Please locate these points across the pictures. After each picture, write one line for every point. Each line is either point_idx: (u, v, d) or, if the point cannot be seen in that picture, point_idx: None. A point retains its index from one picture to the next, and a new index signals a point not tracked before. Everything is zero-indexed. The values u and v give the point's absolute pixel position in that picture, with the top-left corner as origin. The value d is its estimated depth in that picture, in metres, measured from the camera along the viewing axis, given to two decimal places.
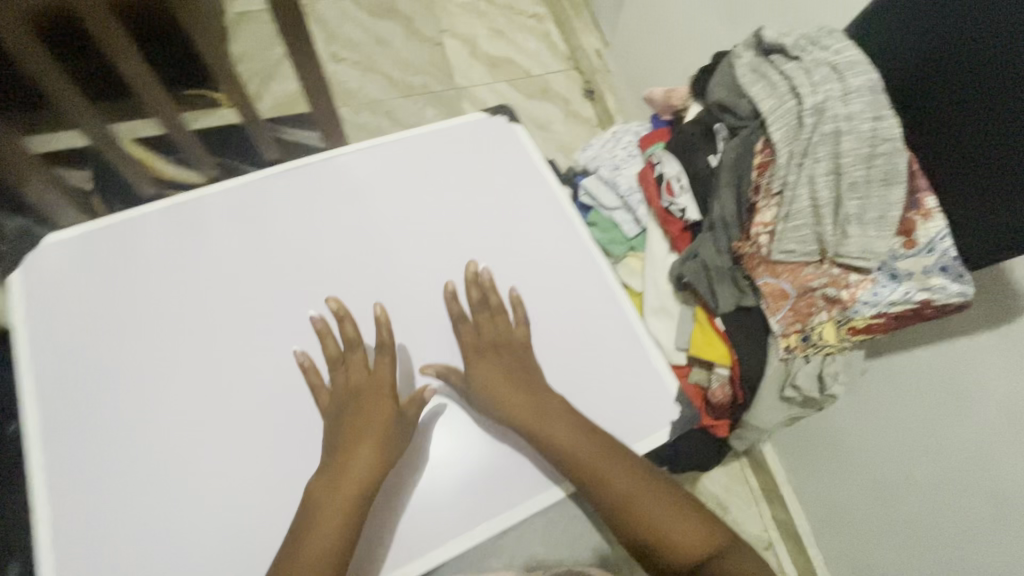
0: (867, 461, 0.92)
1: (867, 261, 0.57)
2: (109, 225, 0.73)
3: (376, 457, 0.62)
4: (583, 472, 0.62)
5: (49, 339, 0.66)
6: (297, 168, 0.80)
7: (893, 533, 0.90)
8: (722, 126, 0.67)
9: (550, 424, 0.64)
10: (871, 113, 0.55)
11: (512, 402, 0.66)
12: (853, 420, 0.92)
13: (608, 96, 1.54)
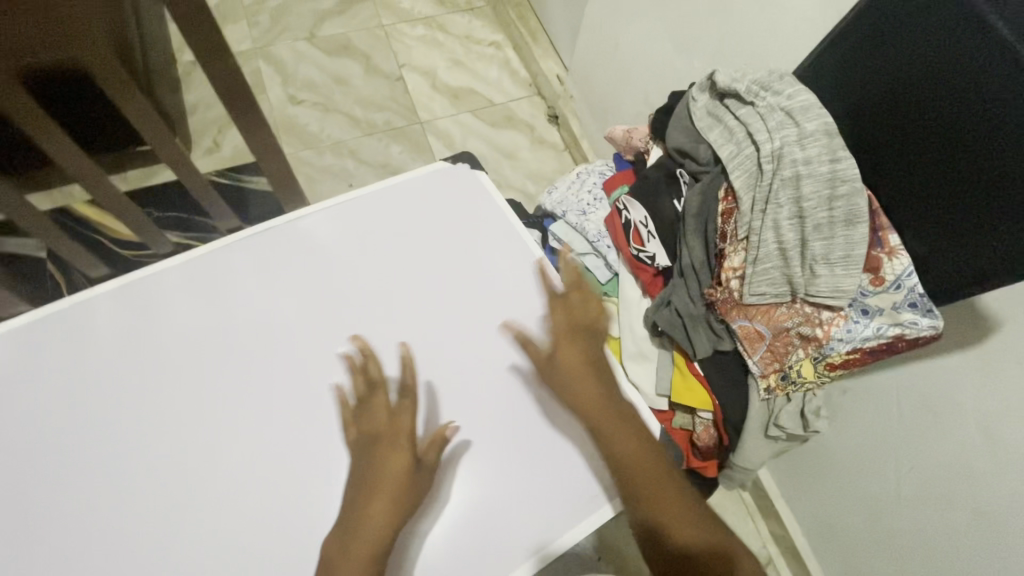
0: (855, 478, 0.92)
1: (838, 300, 0.57)
2: (60, 317, 0.71)
3: (369, 544, 0.58)
4: (637, 483, 0.59)
5: (14, 446, 0.65)
6: (255, 237, 0.78)
7: (887, 548, 0.90)
8: (684, 171, 0.67)
9: (609, 426, 0.62)
10: (828, 156, 0.55)
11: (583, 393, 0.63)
12: (837, 438, 0.92)
13: (572, 120, 1.54)
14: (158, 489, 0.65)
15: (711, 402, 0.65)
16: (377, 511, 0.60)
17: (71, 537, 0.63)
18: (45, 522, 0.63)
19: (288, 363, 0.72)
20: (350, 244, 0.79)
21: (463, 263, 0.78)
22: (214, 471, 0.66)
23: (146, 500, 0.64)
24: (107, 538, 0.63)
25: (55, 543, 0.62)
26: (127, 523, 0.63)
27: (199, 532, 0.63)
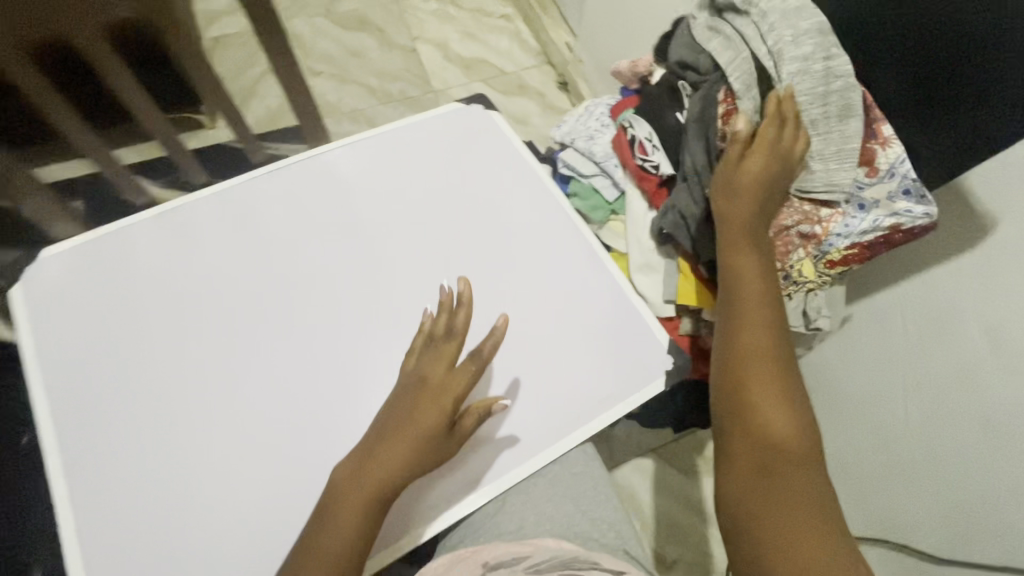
0: (869, 405, 0.92)
1: (830, 193, 0.61)
2: (101, 237, 0.73)
3: (376, 493, 0.59)
4: (746, 314, 0.58)
5: (54, 351, 0.66)
6: (284, 166, 0.81)
7: (900, 475, 0.90)
8: (685, 83, 0.70)
9: (743, 252, 0.61)
10: (822, 53, 0.58)
11: (739, 209, 0.60)
12: (849, 364, 0.94)
13: (581, 84, 1.58)
14: (194, 400, 0.66)
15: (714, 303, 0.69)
16: (399, 458, 0.60)
17: (111, 446, 0.63)
18: (85, 432, 0.63)
19: (316, 282, 0.74)
20: (370, 175, 0.82)
21: (481, 193, 0.81)
22: (249, 383, 0.67)
23: (182, 410, 0.65)
24: (147, 445, 0.63)
25: (95, 452, 0.63)
26: (168, 432, 0.64)
27: (237, 440, 0.64)
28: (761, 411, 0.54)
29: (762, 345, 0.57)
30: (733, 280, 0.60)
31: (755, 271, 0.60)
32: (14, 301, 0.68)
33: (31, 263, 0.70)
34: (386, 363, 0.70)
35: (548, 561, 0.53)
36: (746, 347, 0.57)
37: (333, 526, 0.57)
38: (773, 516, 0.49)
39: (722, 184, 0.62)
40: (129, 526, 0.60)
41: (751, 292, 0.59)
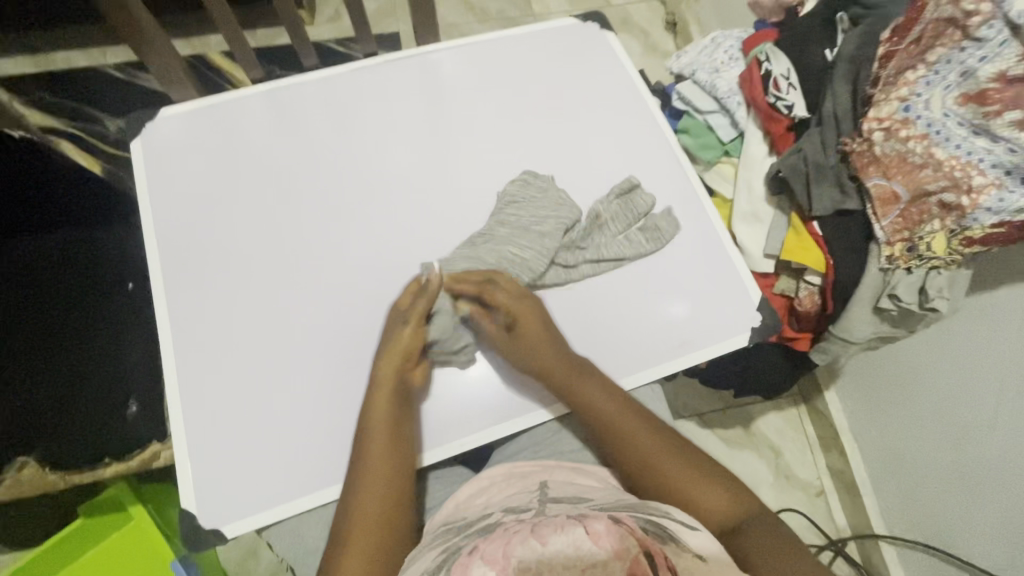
0: (944, 407, 0.85)
1: (959, 152, 0.54)
2: (214, 105, 0.75)
3: (396, 406, 0.58)
4: (617, 441, 0.59)
5: (167, 206, 0.69)
6: (389, 60, 0.79)
7: (966, 485, 0.84)
8: (847, 16, 0.68)
9: (588, 383, 0.61)
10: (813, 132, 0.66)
11: (552, 353, 0.62)
12: (932, 360, 0.85)
13: (692, 26, 1.41)
14: (280, 272, 0.67)
15: (825, 262, 0.65)
16: (389, 377, 0.59)
17: (204, 300, 0.66)
18: (186, 283, 0.66)
19: (407, 178, 0.73)
20: (474, 80, 0.79)
21: (583, 115, 0.78)
22: (331, 264, 0.68)
23: (270, 278, 0.67)
24: (234, 306, 0.66)
25: (190, 302, 0.66)
26: (253, 295, 0.66)
27: (317, 315, 0.66)
28: (685, 494, 0.55)
29: (649, 446, 0.58)
30: (584, 406, 0.60)
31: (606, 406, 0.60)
32: (133, 152, 0.72)
33: (150, 119, 0.73)
34: None
35: (614, 503, 0.51)
36: (637, 461, 0.58)
37: (376, 428, 0.57)
38: (758, 552, 0.51)
39: (512, 360, 0.63)
40: (211, 376, 0.63)
41: (607, 420, 0.60)
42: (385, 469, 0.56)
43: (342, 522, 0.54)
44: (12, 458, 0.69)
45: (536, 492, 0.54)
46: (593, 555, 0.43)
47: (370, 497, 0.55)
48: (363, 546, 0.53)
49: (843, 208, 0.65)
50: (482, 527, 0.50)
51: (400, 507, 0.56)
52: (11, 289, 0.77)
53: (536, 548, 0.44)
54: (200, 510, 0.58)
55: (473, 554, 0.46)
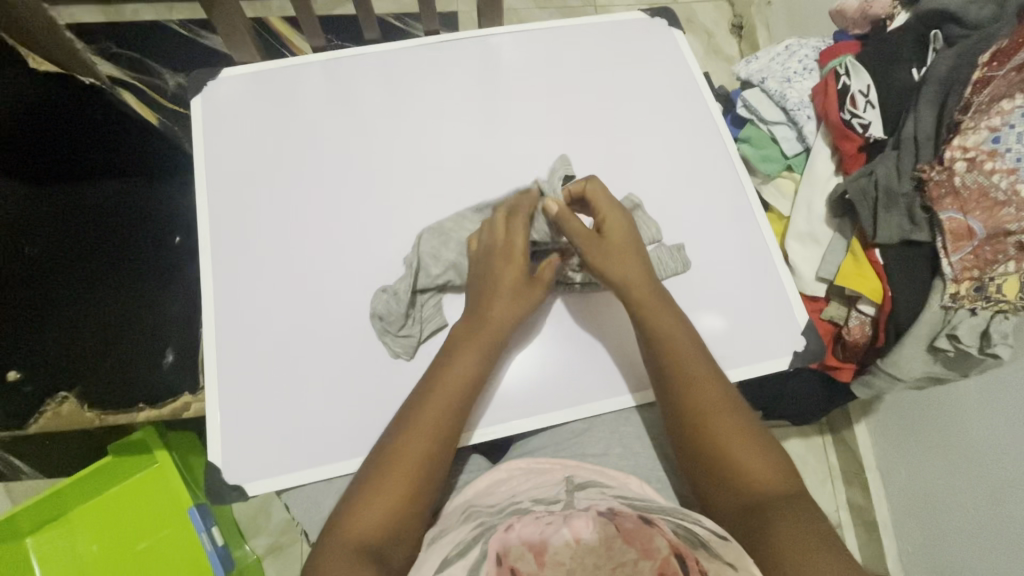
0: (980, 457, 0.79)
1: None
2: (275, 69, 0.75)
3: (478, 364, 0.59)
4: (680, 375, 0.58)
5: (222, 165, 0.70)
6: (451, 40, 0.78)
7: (993, 540, 0.78)
8: (940, 34, 0.63)
9: (649, 294, 0.61)
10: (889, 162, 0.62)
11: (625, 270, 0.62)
12: (975, 411, 0.78)
13: (761, 32, 1.33)
14: (322, 242, 0.68)
15: (883, 292, 0.62)
16: (498, 329, 0.60)
17: (247, 261, 0.67)
18: (231, 242, 0.67)
19: (455, 161, 0.72)
20: (534, 67, 0.78)
21: (640, 113, 0.75)
22: (373, 239, 0.68)
23: (312, 247, 0.67)
24: (275, 271, 0.66)
25: (234, 262, 0.67)
26: (296, 262, 0.67)
27: (356, 289, 0.66)
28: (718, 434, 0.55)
29: (706, 392, 0.57)
30: (649, 320, 0.60)
31: (682, 331, 0.60)
32: (193, 109, 0.73)
33: (212, 77, 0.74)
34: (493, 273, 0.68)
35: (647, 503, 0.49)
36: (687, 389, 0.57)
37: (453, 373, 0.58)
38: (784, 528, 0.47)
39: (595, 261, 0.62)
40: (247, 337, 0.64)
41: (677, 356, 0.59)
42: (438, 414, 0.56)
43: (383, 450, 0.55)
44: (56, 392, 0.73)
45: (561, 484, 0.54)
46: (623, 553, 0.41)
47: (414, 440, 0.55)
48: (383, 495, 0.52)
49: (911, 239, 0.61)
50: (515, 508, 0.50)
51: (431, 465, 0.55)
52: (69, 230, 0.80)
53: (570, 542, 0.42)
54: (225, 465, 0.60)
55: (507, 531, 0.46)
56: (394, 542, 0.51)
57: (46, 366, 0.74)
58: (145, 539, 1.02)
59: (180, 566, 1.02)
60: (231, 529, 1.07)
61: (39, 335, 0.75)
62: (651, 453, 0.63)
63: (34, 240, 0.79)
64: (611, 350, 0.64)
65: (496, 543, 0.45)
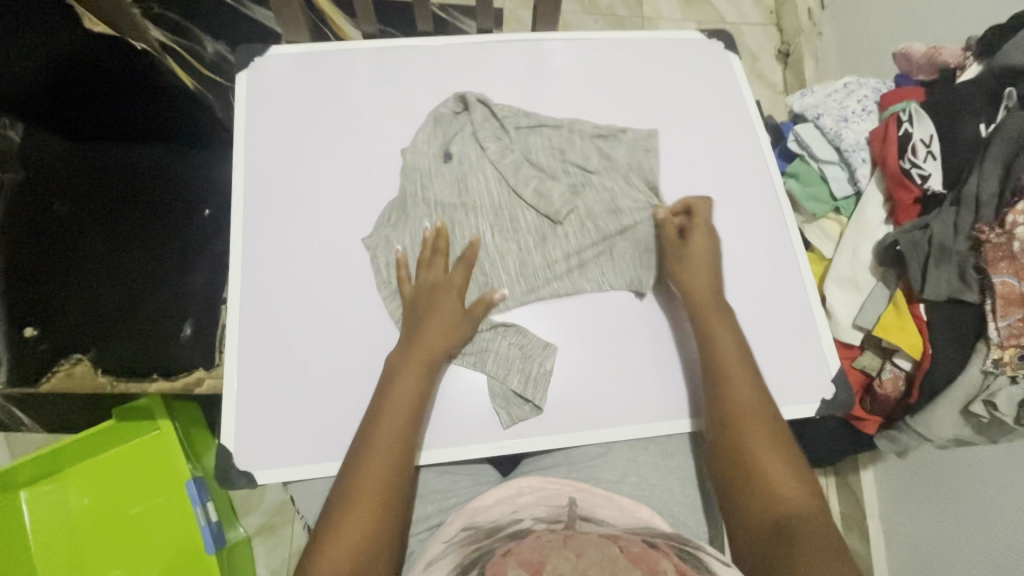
0: (987, 524, 0.78)
1: None
2: (324, 52, 0.74)
3: (424, 376, 0.59)
4: (746, 445, 0.55)
5: (261, 146, 0.69)
6: (505, 40, 0.77)
7: None
8: (1014, 92, 0.60)
9: (719, 318, 0.61)
10: (945, 222, 0.60)
11: (729, 352, 0.60)
12: (990, 479, 0.77)
13: (807, 63, 1.30)
14: (355, 235, 0.67)
15: (923, 350, 0.61)
16: (435, 361, 0.60)
17: (277, 245, 0.66)
18: (264, 225, 0.66)
19: None
20: (584, 78, 0.76)
21: (688, 136, 0.74)
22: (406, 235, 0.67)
23: (344, 238, 0.66)
24: (303, 258, 0.65)
25: (265, 245, 0.66)
26: (327, 252, 0.66)
27: (385, 286, 0.65)
28: (762, 467, 0.54)
29: (774, 471, 0.54)
30: (710, 341, 0.61)
31: (739, 369, 0.59)
32: (237, 84, 0.72)
33: (260, 55, 0.73)
34: (512, 336, 0.63)
35: (652, 531, 0.49)
36: (748, 459, 0.55)
37: (393, 399, 0.57)
38: None
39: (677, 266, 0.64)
40: (267, 322, 0.63)
41: (737, 428, 0.56)
42: (388, 458, 0.55)
43: (342, 485, 0.54)
44: (70, 353, 0.72)
45: (565, 508, 0.52)
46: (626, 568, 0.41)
47: (370, 472, 0.54)
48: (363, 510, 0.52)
49: (959, 298, 0.59)
50: (513, 531, 0.49)
51: (396, 483, 0.54)
52: (97, 191, 0.80)
53: (571, 558, 0.42)
54: (237, 450, 0.59)
55: (507, 556, 0.44)
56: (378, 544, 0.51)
57: (59, 327, 0.73)
58: (139, 506, 1.02)
59: (171, 539, 1.01)
60: (226, 508, 1.07)
61: (57, 294, 0.75)
62: (663, 487, 0.61)
63: (61, 197, 0.79)
64: (635, 379, 0.63)
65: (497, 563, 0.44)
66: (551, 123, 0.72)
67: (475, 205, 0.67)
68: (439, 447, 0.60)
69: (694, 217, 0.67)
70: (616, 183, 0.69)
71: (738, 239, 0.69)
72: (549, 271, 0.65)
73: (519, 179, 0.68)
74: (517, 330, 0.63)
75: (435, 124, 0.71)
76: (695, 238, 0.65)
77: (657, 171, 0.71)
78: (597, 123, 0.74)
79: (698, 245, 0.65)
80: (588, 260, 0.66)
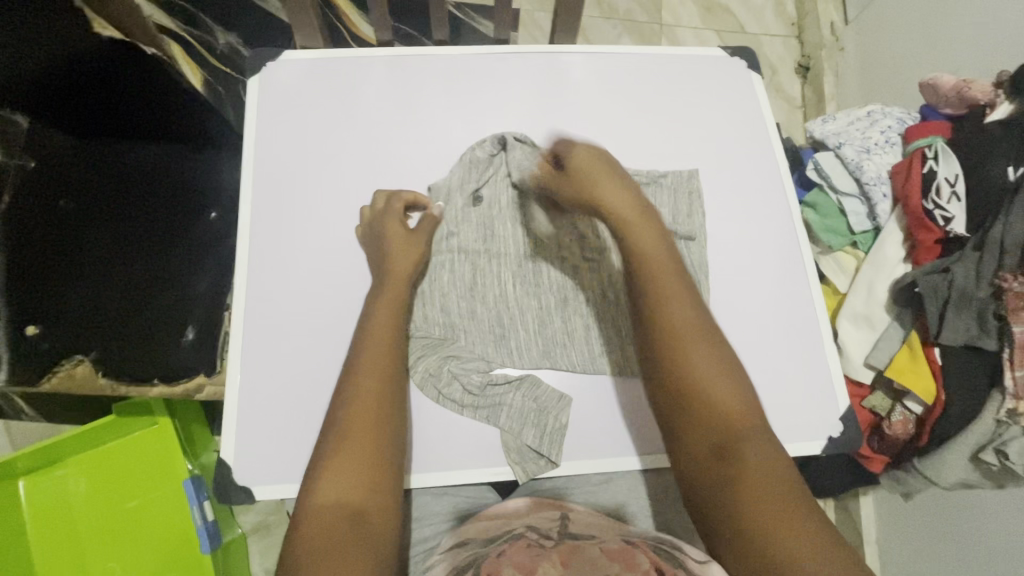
0: (977, 564, 0.76)
1: None
2: (339, 58, 0.73)
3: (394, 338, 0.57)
4: (672, 355, 0.51)
5: (272, 153, 0.68)
6: (523, 52, 0.75)
7: None
8: None
9: (645, 232, 0.56)
10: (971, 266, 0.59)
11: (654, 268, 0.54)
12: (984, 518, 0.75)
13: (828, 78, 1.28)
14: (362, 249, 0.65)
15: (937, 395, 0.61)
16: (394, 321, 0.58)
17: (283, 256, 0.65)
18: (270, 234, 0.65)
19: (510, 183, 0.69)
20: (601, 93, 0.74)
21: (706, 158, 0.72)
22: None
23: (351, 250, 0.65)
24: (312, 272, 0.64)
25: (271, 252, 0.65)
26: (332, 265, 0.65)
27: None
28: (695, 373, 0.50)
29: (706, 372, 0.50)
30: (631, 264, 0.55)
31: (676, 288, 0.54)
32: (249, 88, 0.71)
33: (273, 59, 0.72)
34: (525, 390, 0.61)
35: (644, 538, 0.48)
36: (676, 363, 0.51)
37: (367, 372, 0.54)
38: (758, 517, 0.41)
39: (574, 199, 0.59)
40: (271, 333, 0.62)
41: (670, 336, 0.52)
42: (376, 417, 0.52)
43: (319, 464, 0.49)
44: (73, 354, 0.72)
45: (557, 521, 0.52)
46: (607, 564, 0.44)
47: (352, 442, 0.50)
48: (352, 466, 0.48)
49: (977, 345, 0.58)
50: (509, 534, 0.50)
51: (386, 440, 0.51)
52: (106, 189, 0.79)
53: (556, 564, 0.44)
54: (236, 463, 0.59)
55: (500, 557, 0.46)
56: (375, 501, 0.48)
57: (61, 327, 0.73)
58: (136, 500, 1.02)
59: (168, 536, 1.01)
60: (223, 511, 1.07)
61: (62, 293, 0.74)
62: (663, 518, 0.60)
63: (68, 194, 0.78)
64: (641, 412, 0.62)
65: (488, 567, 0.44)
66: None
67: (499, 253, 0.66)
68: (439, 471, 0.59)
69: (568, 146, 0.62)
70: None
71: (751, 267, 0.68)
72: (567, 336, 0.64)
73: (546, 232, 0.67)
74: (531, 384, 0.62)
75: (466, 166, 0.68)
76: (575, 160, 0.60)
77: (698, 224, 0.68)
78: (637, 170, 0.71)
79: (581, 159, 0.59)
80: (604, 331, 0.64)
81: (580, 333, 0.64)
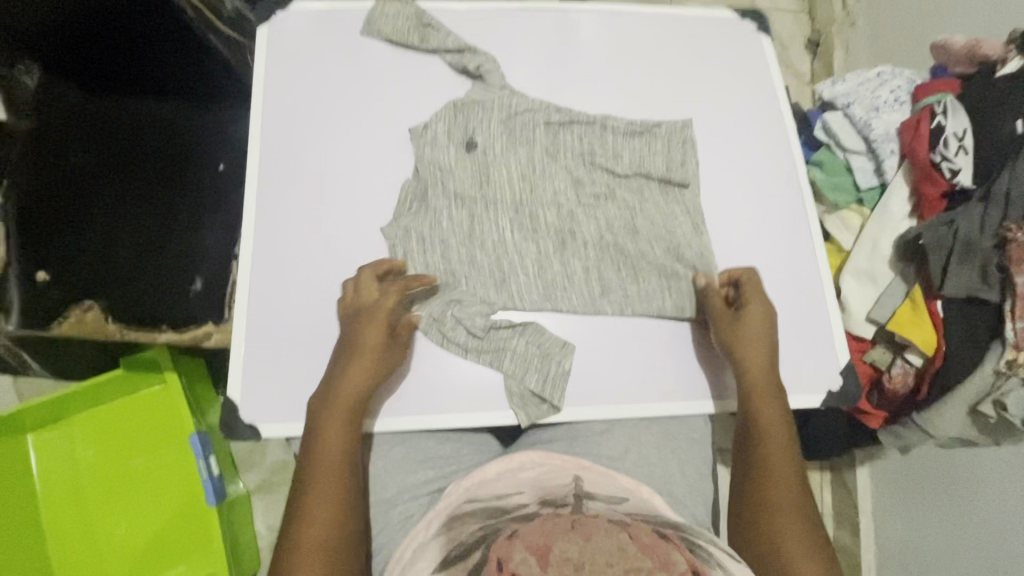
0: (971, 524, 0.78)
1: None
2: (348, 9, 0.72)
3: (365, 387, 0.56)
4: (770, 521, 0.53)
5: (280, 101, 0.68)
6: (532, 9, 0.75)
7: None
8: None
9: (770, 404, 0.58)
10: (976, 217, 0.59)
11: (775, 443, 0.56)
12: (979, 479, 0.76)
13: (838, 52, 1.27)
14: (370, 198, 0.66)
15: (938, 346, 0.62)
16: (361, 371, 0.56)
17: (290, 203, 0.65)
18: (278, 182, 0.66)
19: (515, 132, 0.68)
20: (611, 52, 0.74)
21: (712, 117, 0.72)
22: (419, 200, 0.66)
23: (359, 200, 0.66)
24: (319, 220, 0.65)
25: (279, 199, 0.65)
26: (339, 213, 0.65)
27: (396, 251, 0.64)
28: (788, 547, 0.51)
29: (794, 542, 0.51)
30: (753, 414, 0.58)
31: (783, 442, 0.56)
32: (259, 37, 0.71)
33: (283, 10, 0.72)
34: (527, 339, 0.62)
35: (650, 517, 0.49)
36: (770, 518, 0.53)
37: (330, 432, 0.54)
38: None
39: (730, 343, 0.60)
40: (278, 278, 0.63)
41: (777, 502, 0.53)
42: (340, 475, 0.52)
43: (292, 523, 0.50)
44: (83, 300, 0.73)
45: (570, 485, 0.53)
46: (640, 559, 0.41)
47: (319, 505, 0.51)
48: (321, 529, 0.50)
49: (978, 296, 0.59)
50: (519, 513, 0.48)
51: (350, 500, 0.52)
52: (112, 143, 0.79)
53: (579, 542, 0.42)
54: (243, 404, 0.59)
55: (512, 539, 0.44)
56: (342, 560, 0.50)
57: (70, 275, 0.74)
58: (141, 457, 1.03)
59: (173, 493, 1.03)
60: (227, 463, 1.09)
61: (70, 243, 0.75)
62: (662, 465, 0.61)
63: (75, 146, 0.79)
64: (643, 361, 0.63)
65: (500, 544, 0.44)
66: (583, 120, 0.69)
67: (495, 198, 0.66)
68: (442, 414, 0.60)
69: (741, 288, 0.63)
70: (641, 195, 0.68)
71: (754, 225, 0.68)
72: (566, 279, 0.64)
73: (548, 179, 0.67)
74: (535, 330, 0.62)
75: (455, 109, 0.68)
76: (750, 307, 0.61)
77: (693, 173, 0.68)
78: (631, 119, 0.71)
79: (751, 308, 0.61)
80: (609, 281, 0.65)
81: (582, 277, 0.65)
